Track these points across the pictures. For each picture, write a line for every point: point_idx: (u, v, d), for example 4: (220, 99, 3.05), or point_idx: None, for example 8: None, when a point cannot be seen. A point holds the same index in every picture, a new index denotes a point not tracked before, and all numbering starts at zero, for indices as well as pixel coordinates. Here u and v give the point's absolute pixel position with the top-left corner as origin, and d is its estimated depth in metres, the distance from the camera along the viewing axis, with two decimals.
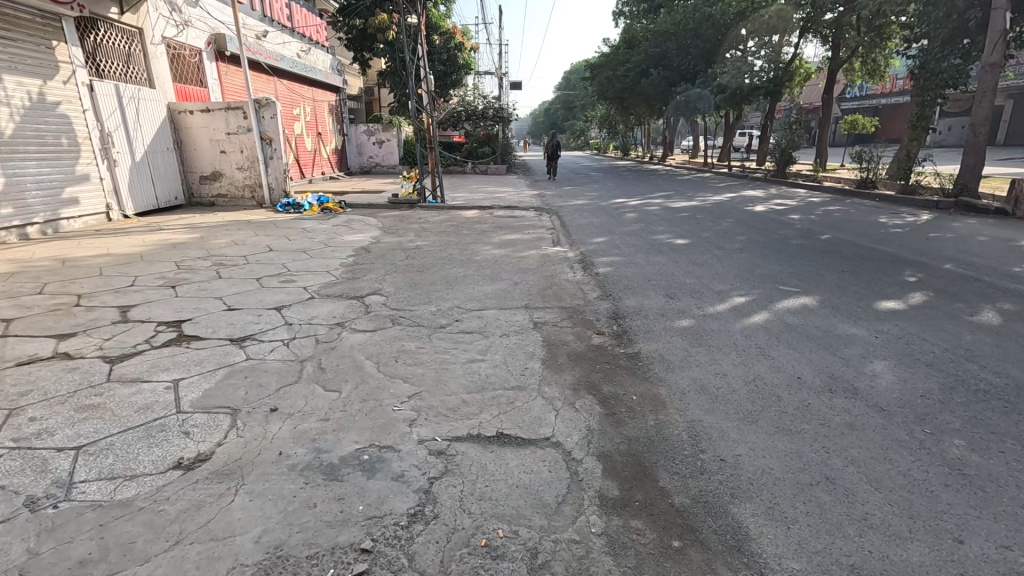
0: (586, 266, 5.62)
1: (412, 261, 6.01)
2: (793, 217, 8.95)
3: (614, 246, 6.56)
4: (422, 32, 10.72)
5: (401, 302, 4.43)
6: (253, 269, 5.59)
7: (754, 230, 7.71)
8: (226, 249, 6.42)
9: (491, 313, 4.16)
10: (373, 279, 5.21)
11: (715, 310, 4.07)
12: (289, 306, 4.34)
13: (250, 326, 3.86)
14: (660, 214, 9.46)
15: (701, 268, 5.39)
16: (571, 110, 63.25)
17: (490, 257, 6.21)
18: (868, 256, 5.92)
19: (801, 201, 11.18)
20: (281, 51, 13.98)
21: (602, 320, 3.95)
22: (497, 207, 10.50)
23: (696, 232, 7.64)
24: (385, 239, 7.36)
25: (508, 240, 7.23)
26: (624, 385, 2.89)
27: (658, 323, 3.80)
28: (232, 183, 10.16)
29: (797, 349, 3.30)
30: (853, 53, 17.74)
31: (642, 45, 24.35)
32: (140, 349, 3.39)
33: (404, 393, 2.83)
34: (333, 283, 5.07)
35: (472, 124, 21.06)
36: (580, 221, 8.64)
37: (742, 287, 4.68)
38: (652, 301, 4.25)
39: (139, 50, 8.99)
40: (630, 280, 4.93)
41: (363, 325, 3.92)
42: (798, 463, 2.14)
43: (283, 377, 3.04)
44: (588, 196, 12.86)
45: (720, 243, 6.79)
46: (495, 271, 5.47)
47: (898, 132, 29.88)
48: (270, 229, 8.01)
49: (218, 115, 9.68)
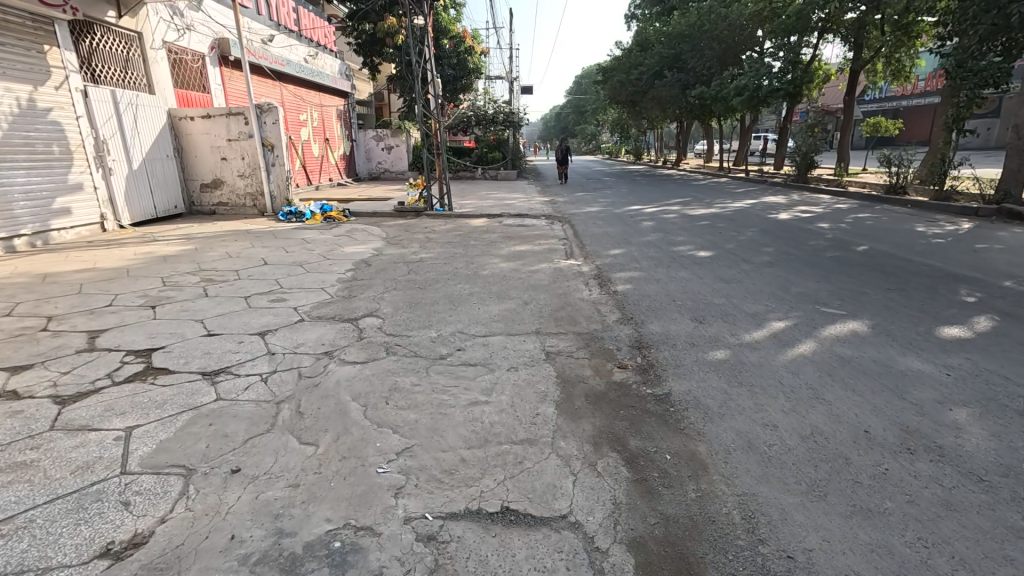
0: (602, 282, 5.15)
1: (415, 276, 5.59)
2: (822, 225, 8.40)
3: (632, 259, 6.10)
4: (429, 34, 10.40)
5: (399, 326, 4.00)
6: (243, 285, 5.21)
7: (781, 240, 7.19)
8: (218, 263, 6.06)
9: (498, 339, 3.70)
10: (371, 298, 4.79)
11: (753, 338, 3.57)
12: (276, 331, 3.93)
13: (227, 357, 3.44)
14: (678, 222, 8.96)
15: (730, 285, 4.89)
16: (582, 114, 62.77)
17: (498, 271, 5.77)
18: (913, 271, 5.38)
19: (828, 208, 10.60)
20: (288, 55, 13.70)
21: (624, 350, 3.47)
22: (507, 215, 10.07)
23: (718, 242, 7.13)
24: (387, 251, 6.96)
25: (518, 252, 6.79)
26: (654, 439, 2.41)
27: (689, 355, 3.31)
28: (234, 191, 9.86)
29: (856, 390, 2.80)
30: (877, 53, 17.09)
31: (656, 48, 23.93)
32: (98, 386, 2.98)
33: (392, 448, 2.38)
34: (327, 303, 4.65)
35: (482, 129, 20.62)
36: (594, 231, 8.17)
37: (779, 309, 4.18)
38: (681, 327, 3.77)
39: (138, 54, 8.72)
40: (652, 300, 4.45)
41: (354, 355, 3.48)
42: (890, 565, 1.65)
43: (255, 424, 2.60)
44: (601, 202, 12.37)
45: (747, 255, 6.28)
46: (503, 289, 5.03)
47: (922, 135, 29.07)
48: (269, 239, 7.67)
49: (219, 121, 9.39)
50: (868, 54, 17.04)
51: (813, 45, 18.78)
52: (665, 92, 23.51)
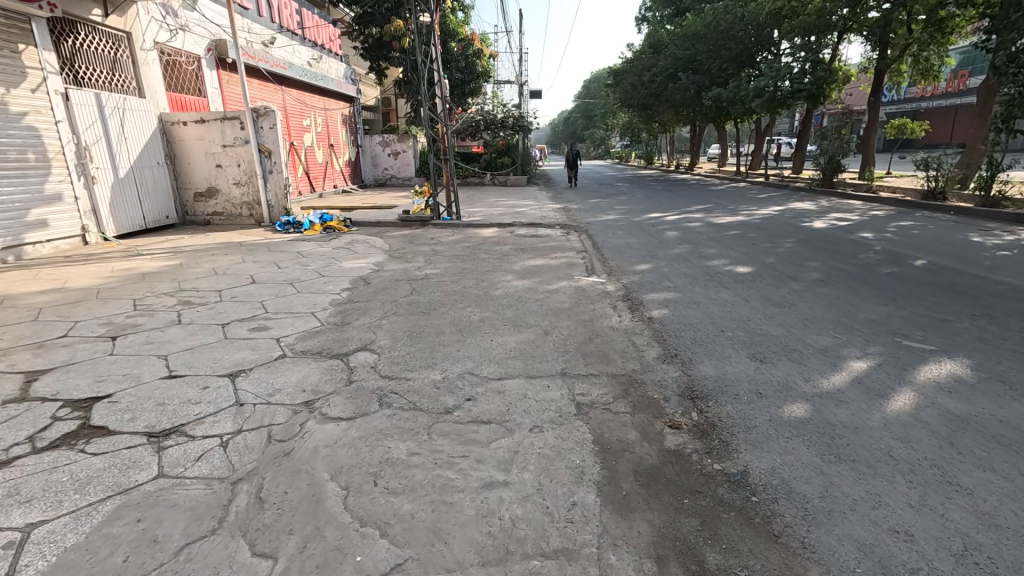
0: (634, 305, 4.48)
1: (418, 297, 4.94)
2: (864, 235, 7.68)
3: (663, 276, 5.42)
4: (436, 33, 9.85)
5: (397, 365, 3.36)
6: (224, 309, 4.60)
7: (826, 252, 6.47)
8: (200, 282, 5.46)
9: (515, 385, 3.04)
10: (367, 326, 4.13)
11: (833, 387, 2.87)
12: (251, 371, 3.28)
13: (184, 411, 2.78)
14: (705, 231, 8.27)
15: (785, 310, 4.21)
16: (592, 119, 62.18)
17: (512, 291, 5.13)
18: (993, 291, 4.67)
19: (863, 216, 9.86)
20: (290, 58, 13.21)
21: (674, 404, 2.78)
22: (518, 225, 9.42)
23: (755, 256, 6.43)
24: (389, 266, 6.32)
25: (533, 267, 6.12)
26: (742, 556, 1.73)
27: (758, 411, 2.61)
28: (229, 201, 9.31)
29: (997, 470, 2.10)
30: (904, 51, 16.31)
31: (670, 48, 23.23)
32: (11, 456, 2.35)
33: (377, 567, 1.72)
34: (315, 332, 4.01)
35: (491, 133, 19.90)
36: (614, 242, 7.51)
37: (853, 344, 3.47)
38: (739, 370, 3.08)
39: (127, 55, 8.19)
40: (697, 331, 3.76)
41: (339, 408, 2.81)
42: None
43: (197, 520, 1.94)
44: (618, 210, 11.67)
45: (791, 271, 5.59)
46: (520, 313, 4.37)
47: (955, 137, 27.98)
48: (262, 252, 7.09)
49: (213, 126, 8.88)
50: (895, 53, 16.23)
51: (835, 44, 18.02)
52: (679, 95, 22.81)
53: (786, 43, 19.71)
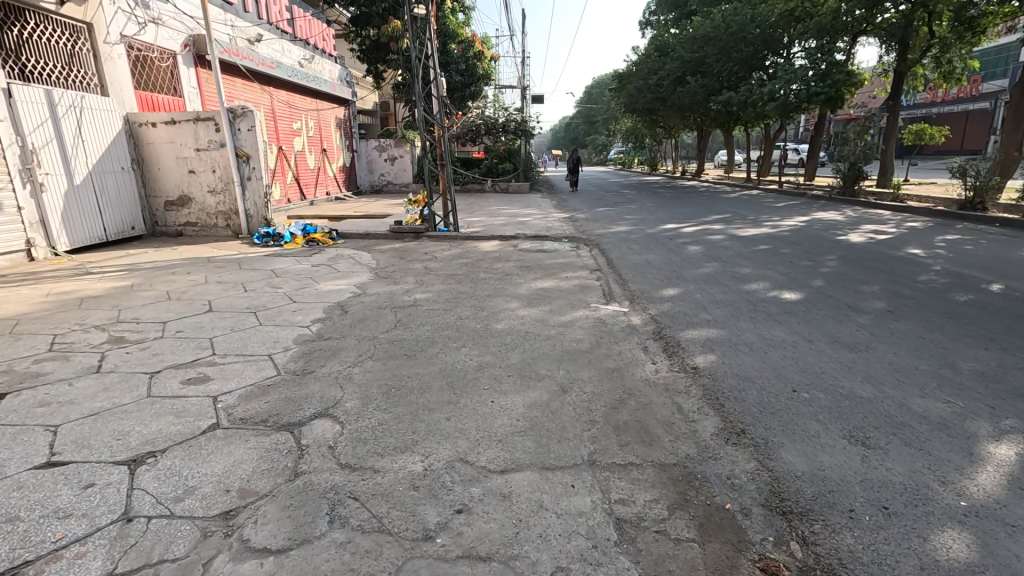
0: (670, 348, 3.59)
1: (403, 333, 4.04)
2: (914, 252, 6.83)
3: (697, 305, 4.54)
4: (431, 27, 9.01)
5: (361, 446, 2.47)
6: (162, 349, 3.72)
7: (879, 273, 5.62)
8: (145, 310, 4.58)
9: (528, 484, 2.16)
10: (333, 376, 3.25)
11: (991, 496, 1.98)
12: (162, 455, 2.39)
13: (39, 535, 1.89)
14: (732, 246, 7.40)
15: (865, 357, 3.34)
16: (594, 124, 61.50)
17: (517, 323, 4.25)
18: None
19: (900, 228, 9.01)
20: (278, 57, 12.42)
21: (759, 525, 1.90)
22: (522, 237, 8.55)
23: (798, 277, 5.56)
24: (374, 289, 5.44)
25: (541, 291, 5.25)
26: None
27: (897, 550, 1.72)
28: (203, 210, 8.47)
29: None
30: (925, 54, 15.55)
31: (677, 51, 22.45)
32: None
33: None
34: (265, 386, 3.11)
35: (492, 138, 19.05)
36: (632, 259, 6.65)
37: (979, 416, 2.58)
38: (841, 462, 2.20)
39: (88, 49, 7.36)
40: (762, 391, 2.88)
41: (268, 530, 1.92)
42: None
43: None
44: (629, 220, 10.78)
45: (850, 299, 4.72)
46: (529, 358, 3.50)
47: (975, 142, 27.39)
48: (230, 270, 6.22)
49: (185, 128, 8.06)
50: (916, 54, 15.45)
51: (853, 45, 17.23)
52: (687, 99, 21.92)
53: (799, 44, 18.88)
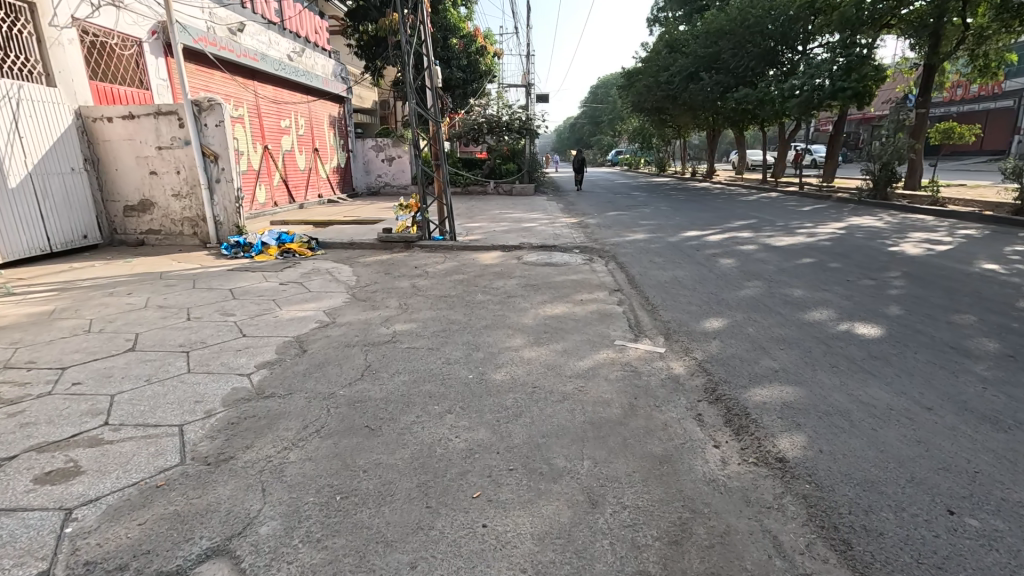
0: (738, 420, 2.56)
1: (369, 388, 3.03)
2: (990, 267, 5.77)
3: (755, 345, 3.52)
4: (423, 7, 7.99)
5: None
6: (37, 415, 2.72)
7: (966, 299, 4.57)
8: (49, 349, 3.60)
9: None
10: (258, 470, 2.25)
11: None
12: None
13: None
14: (771, 259, 6.38)
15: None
16: (600, 123, 60.29)
17: (522, 372, 3.24)
18: None
19: (955, 236, 7.94)
20: (263, 49, 11.47)
21: None
22: (528, 247, 7.54)
23: (866, 303, 4.53)
24: (346, 316, 4.45)
25: (550, 319, 4.25)
26: None
27: None
28: (167, 215, 7.53)
29: None
30: (959, 47, 14.42)
31: (689, 47, 21.39)
32: None
33: None
34: (151, 492, 2.10)
35: (495, 138, 17.78)
36: (658, 275, 5.63)
37: None
38: None
39: (30, 32, 6.39)
40: (906, 513, 1.85)
41: None
42: None
43: None
44: (645, 226, 9.72)
45: (950, 336, 3.68)
46: (537, 436, 2.47)
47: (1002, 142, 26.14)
48: (181, 289, 5.25)
49: (145, 123, 7.13)
50: (948, 48, 14.33)
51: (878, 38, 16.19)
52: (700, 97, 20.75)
53: (819, 38, 17.87)
